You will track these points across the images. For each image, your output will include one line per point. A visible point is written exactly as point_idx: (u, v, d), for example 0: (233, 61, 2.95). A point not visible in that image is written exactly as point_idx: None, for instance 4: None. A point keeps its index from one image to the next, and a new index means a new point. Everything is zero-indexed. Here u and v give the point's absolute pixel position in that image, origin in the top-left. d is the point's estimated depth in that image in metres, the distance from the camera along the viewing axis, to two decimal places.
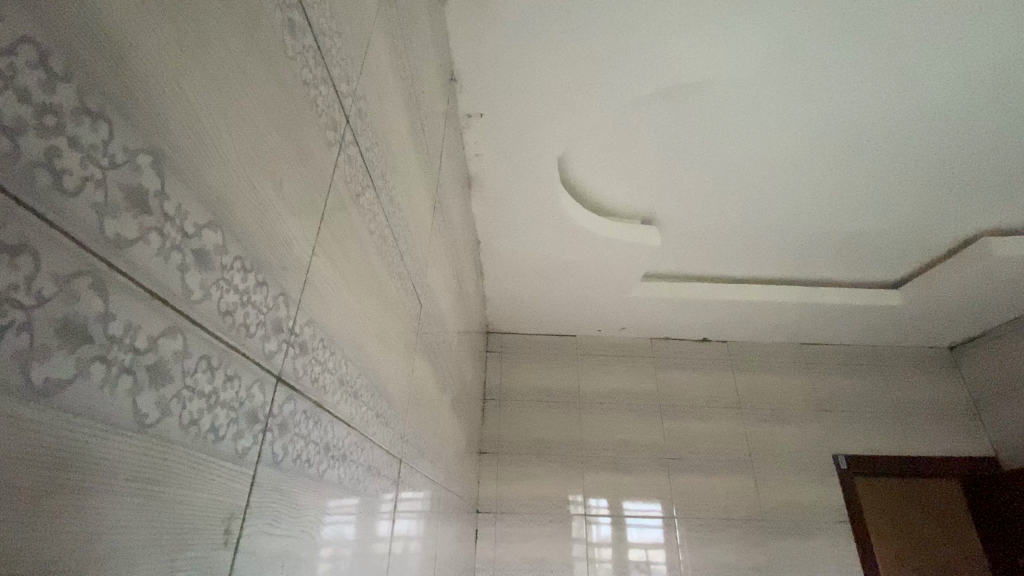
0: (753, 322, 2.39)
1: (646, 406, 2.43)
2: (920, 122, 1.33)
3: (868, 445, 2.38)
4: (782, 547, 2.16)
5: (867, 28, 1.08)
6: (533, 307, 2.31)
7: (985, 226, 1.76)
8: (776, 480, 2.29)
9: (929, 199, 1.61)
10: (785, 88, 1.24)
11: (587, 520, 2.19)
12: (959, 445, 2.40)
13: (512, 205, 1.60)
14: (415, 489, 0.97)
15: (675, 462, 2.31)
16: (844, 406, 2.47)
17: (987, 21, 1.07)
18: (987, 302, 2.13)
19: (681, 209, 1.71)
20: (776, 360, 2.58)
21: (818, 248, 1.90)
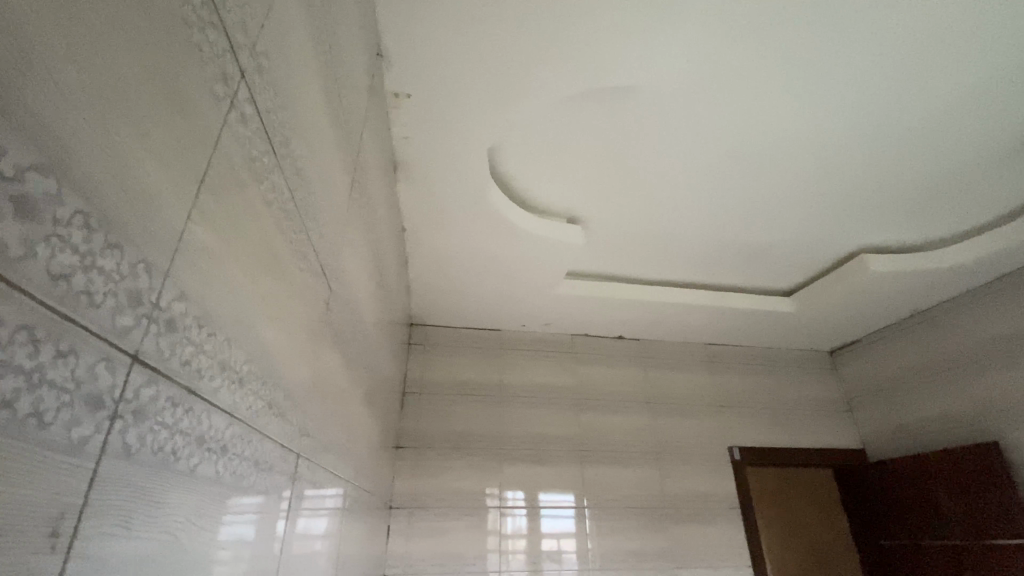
0: (667, 323, 2.52)
1: (565, 401, 2.49)
2: (817, 145, 1.46)
3: (760, 438, 2.61)
4: (682, 534, 2.31)
5: (786, 44, 1.15)
6: (458, 299, 2.28)
7: (864, 244, 1.98)
8: (679, 471, 2.44)
9: (820, 215, 1.78)
10: (705, 100, 1.31)
11: (502, 512, 2.20)
12: (834, 439, 2.70)
13: (440, 193, 1.56)
14: (319, 484, 0.92)
15: (589, 455, 2.39)
16: (742, 402, 2.69)
17: (882, 54, 1.19)
18: (862, 312, 2.41)
19: (607, 209, 1.75)
20: (685, 359, 2.75)
21: (728, 255, 2.04)
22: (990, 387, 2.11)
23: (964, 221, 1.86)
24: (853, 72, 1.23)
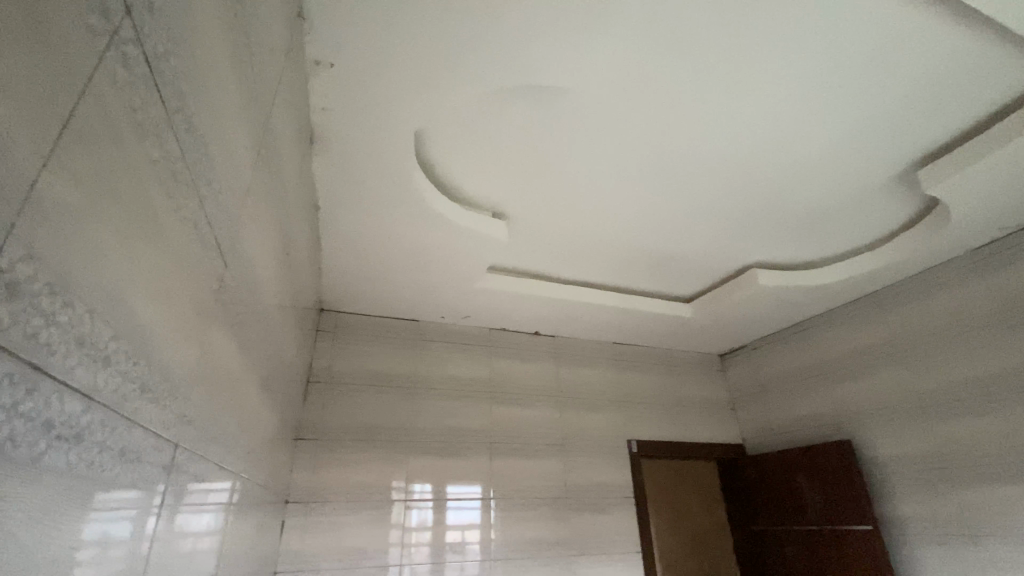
0: (580, 321, 2.62)
1: (478, 394, 2.50)
2: (723, 166, 1.59)
3: (656, 432, 2.80)
4: (582, 523, 2.42)
5: (701, 68, 1.23)
6: (373, 286, 2.20)
7: (755, 259, 2.19)
8: (582, 462, 2.55)
9: (722, 230, 1.94)
10: (629, 111, 1.37)
11: (407, 505, 2.17)
12: (720, 434, 2.97)
13: (360, 173, 1.49)
14: (202, 478, 0.84)
15: (498, 448, 2.42)
16: (642, 399, 2.87)
17: (782, 91, 1.31)
18: (750, 321, 2.67)
19: (530, 206, 1.78)
20: (595, 356, 2.88)
21: (640, 260, 2.16)
22: (846, 392, 2.43)
23: (837, 247, 2.11)
24: (758, 102, 1.34)
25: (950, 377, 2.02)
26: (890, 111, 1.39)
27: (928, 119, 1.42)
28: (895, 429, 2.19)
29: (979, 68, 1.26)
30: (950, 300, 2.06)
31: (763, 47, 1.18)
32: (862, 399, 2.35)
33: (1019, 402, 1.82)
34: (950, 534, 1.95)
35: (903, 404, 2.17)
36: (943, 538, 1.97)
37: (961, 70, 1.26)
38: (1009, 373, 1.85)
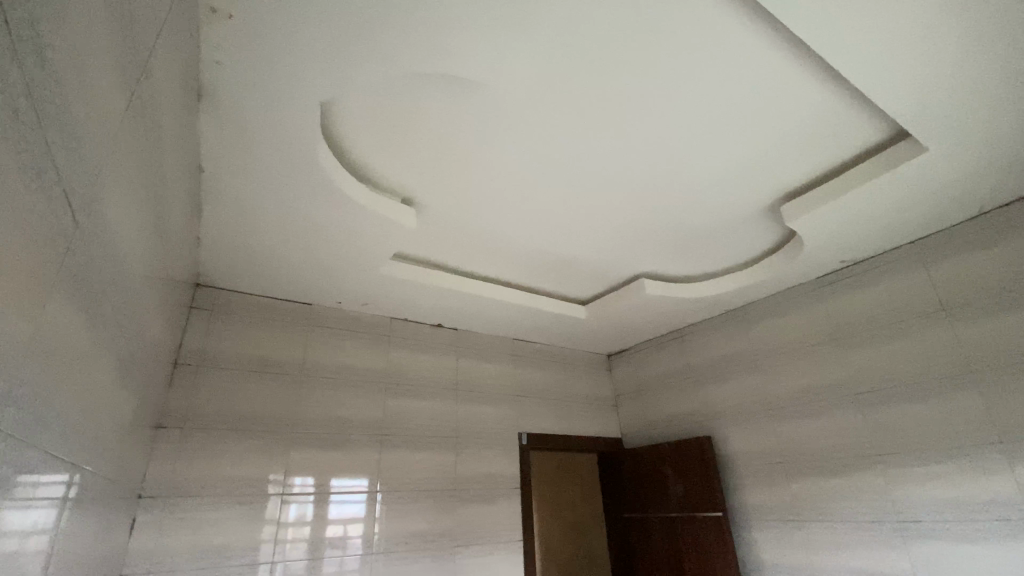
0: (482, 316, 2.64)
1: (371, 385, 2.42)
2: (625, 180, 1.70)
3: (545, 426, 2.92)
4: (468, 514, 2.45)
5: (611, 83, 1.30)
6: (262, 263, 2.03)
7: (645, 269, 2.37)
8: (472, 454, 2.58)
9: (619, 239, 2.08)
10: (542, 114, 1.41)
11: (284, 499, 2.04)
12: (602, 429, 3.17)
13: (256, 140, 1.37)
14: (31, 468, 0.72)
15: (389, 439, 2.37)
16: (535, 393, 2.97)
17: (678, 118, 1.44)
18: (636, 325, 2.88)
19: (439, 196, 1.75)
20: (492, 351, 2.92)
21: (542, 260, 2.24)
22: (711, 394, 2.72)
23: (714, 264, 2.36)
24: (659, 123, 1.45)
25: (791, 384, 2.36)
26: (764, 149, 1.58)
27: (793, 160, 1.64)
28: (747, 428, 2.51)
29: (835, 123, 1.47)
30: (797, 318, 2.40)
31: (666, 73, 1.28)
32: (722, 401, 2.66)
33: (837, 406, 2.17)
34: (781, 518, 2.28)
35: (754, 405, 2.49)
36: (777, 522, 2.30)
37: (821, 122, 1.47)
38: (834, 383, 2.20)
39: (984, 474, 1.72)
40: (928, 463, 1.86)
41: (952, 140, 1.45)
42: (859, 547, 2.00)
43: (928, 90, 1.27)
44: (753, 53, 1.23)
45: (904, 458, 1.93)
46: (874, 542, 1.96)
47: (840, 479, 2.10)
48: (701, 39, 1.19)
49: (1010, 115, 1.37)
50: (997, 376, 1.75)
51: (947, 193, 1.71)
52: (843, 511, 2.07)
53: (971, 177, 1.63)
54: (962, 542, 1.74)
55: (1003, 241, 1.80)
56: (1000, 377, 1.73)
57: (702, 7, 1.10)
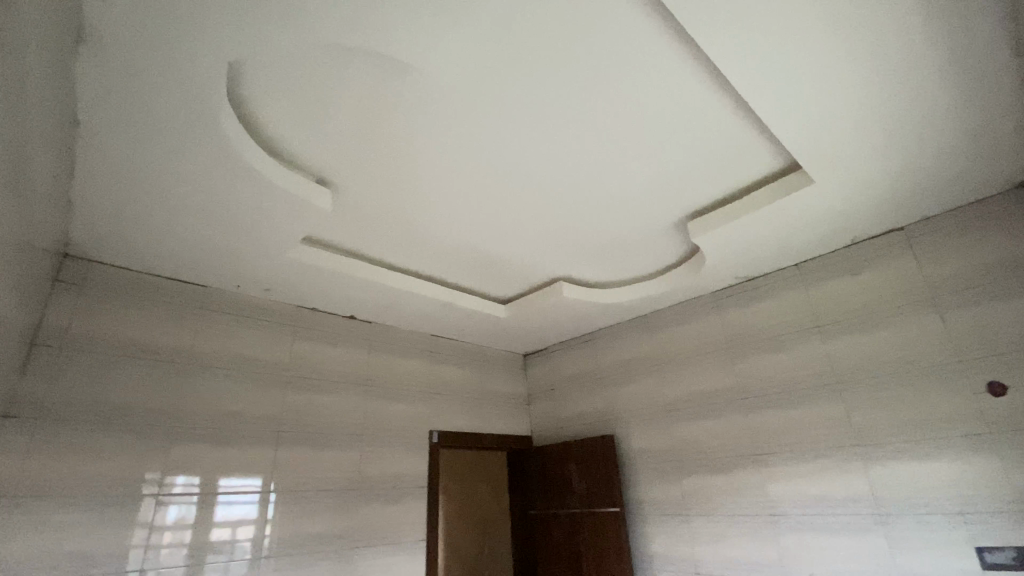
0: (398, 309, 2.55)
1: (271, 377, 2.25)
2: (551, 183, 1.73)
3: (457, 424, 2.88)
4: (370, 514, 2.35)
5: (543, 83, 1.31)
6: (149, 236, 1.80)
7: (565, 272, 2.42)
8: (379, 452, 2.49)
9: (542, 241, 2.10)
10: (472, 107, 1.38)
11: (160, 501, 1.83)
12: (514, 428, 3.20)
13: (149, 96, 1.21)
14: None
15: (287, 436, 2.21)
16: (449, 390, 2.93)
17: (604, 128, 1.48)
18: (553, 326, 2.94)
19: (358, 180, 1.66)
20: (407, 346, 2.83)
21: (464, 256, 2.20)
22: (617, 395, 2.84)
23: (629, 272, 2.46)
24: (586, 130, 1.48)
25: (688, 388, 2.53)
26: (681, 167, 1.68)
27: (705, 180, 1.75)
28: (647, 428, 2.65)
29: (742, 149, 1.60)
30: (697, 327, 2.57)
31: (598, 81, 1.31)
32: (627, 402, 2.78)
33: (726, 409, 2.36)
34: (672, 513, 2.44)
35: (655, 407, 2.64)
36: (668, 517, 2.45)
37: (730, 147, 1.59)
38: (725, 388, 2.39)
39: (843, 471, 1.96)
40: (798, 462, 2.08)
41: (836, 175, 1.63)
42: (738, 538, 2.19)
43: (821, 128, 1.42)
44: (677, 73, 1.29)
45: (779, 457, 2.14)
46: (751, 533, 2.16)
47: (725, 476, 2.29)
48: (631, 53, 1.23)
49: (882, 159, 1.57)
50: (855, 386, 2.00)
51: (829, 222, 1.93)
52: (727, 505, 2.26)
53: (848, 210, 1.85)
54: (822, 532, 1.97)
55: (869, 268, 2.06)
56: (859, 387, 1.98)
57: (633, 21, 1.14)
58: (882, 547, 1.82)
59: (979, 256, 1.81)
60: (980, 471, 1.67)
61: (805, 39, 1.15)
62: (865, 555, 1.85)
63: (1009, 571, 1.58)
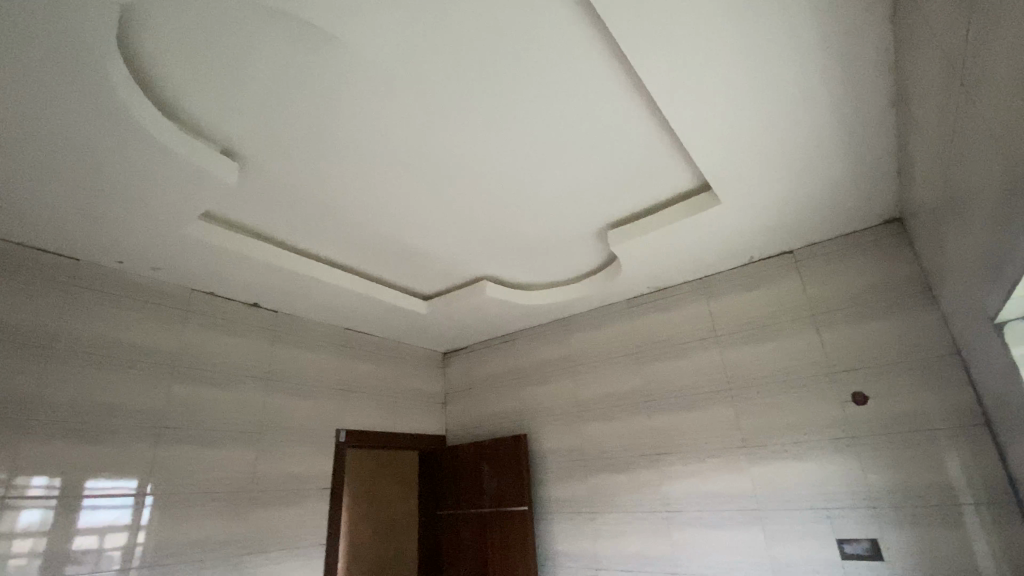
0: (308, 299, 2.39)
1: (155, 367, 2.01)
2: (478, 181, 1.71)
3: (367, 423, 2.76)
4: (264, 518, 2.18)
5: (476, 76, 1.28)
6: (9, 197, 1.53)
7: (488, 271, 2.40)
8: (277, 451, 2.31)
9: (466, 238, 2.07)
10: (400, 92, 1.32)
11: (5, 506, 1.56)
12: (427, 427, 3.13)
13: (13, 30, 1.02)
14: None
15: (170, 433, 1.99)
16: (361, 387, 2.80)
17: (534, 129, 1.48)
18: (474, 325, 2.91)
19: (270, 154, 1.53)
20: (318, 338, 2.67)
21: (385, 247, 2.11)
22: (532, 396, 2.88)
23: (551, 275, 2.50)
24: (516, 130, 1.48)
25: (600, 391, 2.61)
26: (606, 177, 1.73)
27: (626, 191, 1.82)
28: (559, 429, 2.71)
29: (661, 165, 1.68)
30: (611, 332, 2.67)
31: (530, 82, 1.31)
32: (541, 403, 2.83)
33: (633, 411, 2.47)
34: (577, 511, 2.51)
35: (568, 409, 2.70)
36: (573, 515, 2.52)
37: (651, 162, 1.66)
38: (633, 391, 2.50)
39: (732, 471, 2.12)
40: (694, 461, 2.23)
41: (743, 196, 1.76)
42: (637, 534, 2.29)
43: (732, 152, 1.53)
44: (606, 84, 1.33)
45: (678, 458, 2.27)
46: (649, 529, 2.27)
47: (628, 476, 2.39)
48: (565, 57, 1.24)
49: (781, 185, 1.72)
50: (747, 392, 2.17)
51: (733, 240, 2.08)
52: (628, 503, 2.36)
53: (751, 230, 2.01)
54: (712, 527, 2.11)
55: (764, 285, 2.25)
56: (750, 394, 2.16)
57: (568, 25, 1.15)
58: (761, 539, 1.99)
59: (852, 281, 2.04)
60: (844, 470, 1.89)
61: (723, 64, 1.22)
62: (745, 547, 2.02)
63: (863, 559, 1.79)
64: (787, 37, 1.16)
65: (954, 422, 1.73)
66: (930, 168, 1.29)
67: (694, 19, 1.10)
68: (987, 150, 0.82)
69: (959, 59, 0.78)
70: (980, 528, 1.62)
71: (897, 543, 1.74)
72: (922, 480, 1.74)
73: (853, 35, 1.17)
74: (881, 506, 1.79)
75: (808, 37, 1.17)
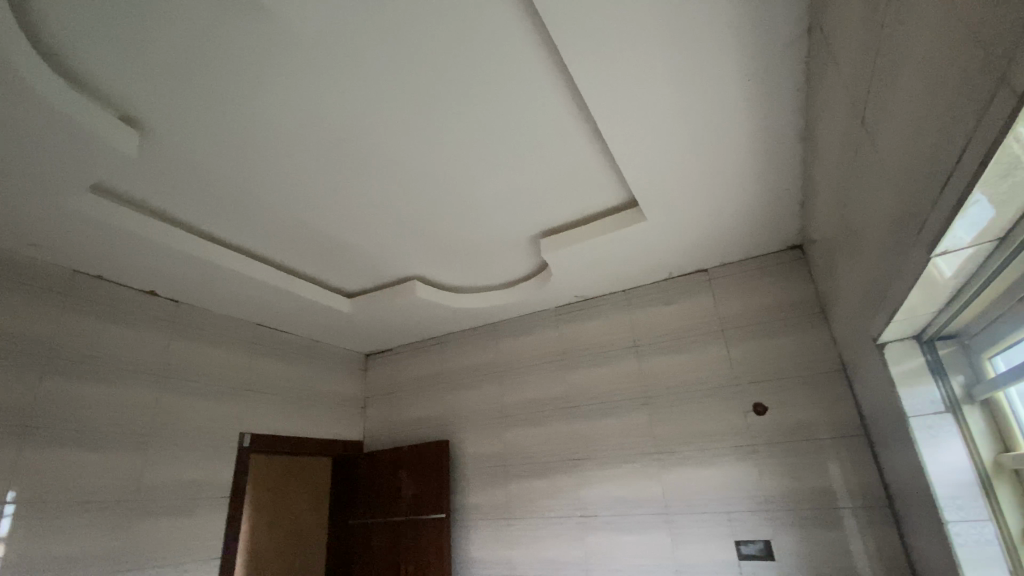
0: (216, 290, 2.19)
1: (24, 357, 1.74)
2: (411, 177, 1.65)
3: (276, 426, 2.57)
4: (149, 531, 1.95)
5: (418, 69, 1.24)
6: None
7: (418, 271, 2.34)
8: (170, 456, 2.08)
9: (395, 236, 2.00)
10: (336, 75, 1.25)
11: None
12: (343, 432, 2.98)
13: None
14: None
15: (38, 433, 1.73)
16: (271, 387, 2.61)
17: (474, 129, 1.46)
18: (400, 327, 2.82)
19: (180, 127, 1.38)
20: (224, 333, 2.45)
21: (306, 239, 1.98)
22: (456, 401, 2.84)
23: (481, 280, 2.48)
24: (454, 129, 1.45)
25: (524, 397, 2.62)
26: (541, 185, 1.75)
27: (559, 201, 1.85)
28: (481, 435, 2.68)
29: (593, 178, 1.72)
30: (538, 340, 2.70)
31: (473, 81, 1.29)
32: (464, 408, 2.79)
33: (555, 418, 2.51)
34: (495, 518, 2.49)
35: (491, 414, 2.68)
36: (490, 522, 2.50)
37: (585, 175, 1.70)
38: (555, 398, 2.54)
39: (644, 477, 2.21)
40: (610, 467, 2.29)
41: (667, 215, 1.85)
42: (551, 540, 2.32)
43: (661, 171, 1.60)
44: (548, 92, 1.34)
45: (595, 464, 2.33)
46: (564, 535, 2.30)
47: (547, 481, 2.42)
48: (509, 60, 1.24)
49: (702, 207, 1.83)
50: (662, 401, 2.27)
51: (656, 256, 2.18)
52: (546, 509, 2.38)
53: (673, 247, 2.12)
54: (623, 531, 2.18)
55: (682, 300, 2.38)
56: (664, 403, 2.26)
57: (514, 29, 1.15)
58: (667, 542, 2.09)
59: (758, 301, 2.21)
60: (744, 476, 2.03)
61: (659, 85, 1.28)
62: (653, 550, 2.10)
63: (757, 560, 1.92)
64: (715, 67, 1.24)
65: (837, 432, 1.92)
66: (830, 201, 1.42)
67: (634, 40, 1.15)
68: (881, 186, 0.91)
69: (861, 102, 0.87)
70: (857, 529, 1.80)
71: (786, 543, 1.89)
72: (810, 486, 1.91)
73: (771, 74, 1.27)
74: (774, 510, 1.94)
75: (734, 70, 1.25)
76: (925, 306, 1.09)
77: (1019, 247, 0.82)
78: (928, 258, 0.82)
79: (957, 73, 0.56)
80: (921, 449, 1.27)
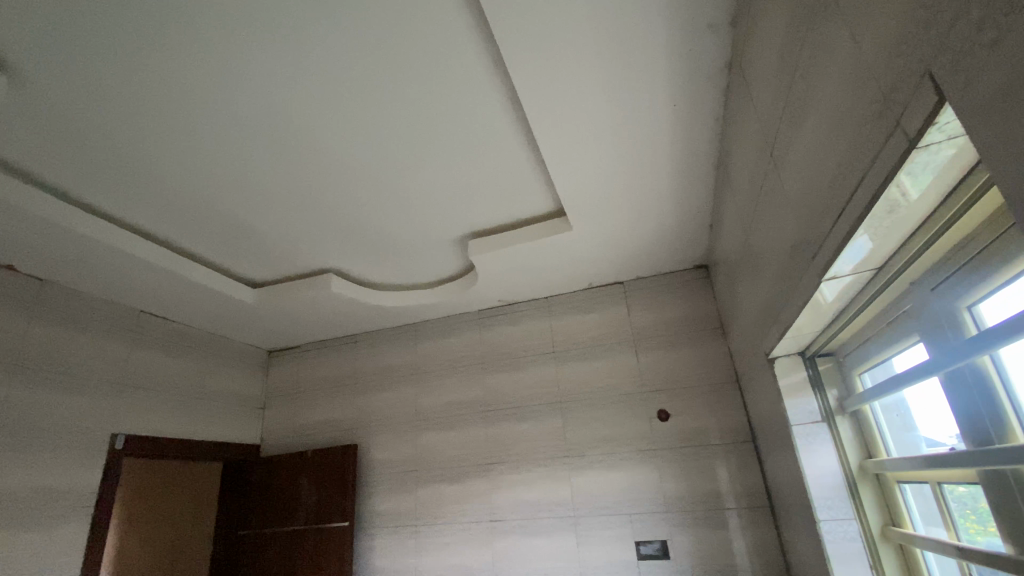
0: (94, 269, 1.92)
1: None
2: (336, 162, 1.56)
3: (159, 426, 2.30)
4: None
5: (352, 48, 1.18)
6: None
7: (335, 264, 2.22)
8: (22, 458, 1.79)
9: (313, 224, 1.88)
10: (260, 43, 1.15)
11: None
12: (238, 434, 2.73)
13: None
14: None
15: None
16: (155, 382, 2.33)
17: (407, 119, 1.41)
18: (311, 322, 2.66)
19: (62, 76, 1.20)
20: (100, 318, 2.16)
21: (210, 219, 1.80)
22: (367, 403, 2.72)
23: (402, 278, 2.41)
24: (387, 117, 1.39)
25: (440, 400, 2.58)
26: (471, 185, 1.73)
27: (488, 203, 1.84)
28: (393, 438, 2.59)
29: (522, 183, 1.74)
30: (457, 342, 2.67)
31: (411, 70, 1.25)
32: (376, 410, 2.68)
33: (470, 421, 2.48)
34: (403, 524, 2.41)
35: (405, 417, 2.60)
36: (397, 528, 2.41)
37: (515, 179, 1.71)
38: (472, 401, 2.52)
39: (555, 480, 2.25)
40: (523, 471, 2.31)
41: (591, 226, 1.91)
42: (460, 544, 2.29)
43: (590, 183, 1.65)
44: (486, 90, 1.33)
45: (508, 468, 2.34)
46: (473, 539, 2.28)
47: (459, 486, 2.39)
48: (450, 53, 1.21)
49: (623, 221, 1.91)
50: (575, 407, 2.34)
51: (578, 265, 2.25)
52: (456, 514, 2.35)
53: (593, 258, 2.19)
54: (532, 534, 2.21)
55: (598, 310, 2.47)
56: (577, 409, 2.33)
57: (456, 22, 1.13)
58: (574, 544, 2.14)
59: (667, 314, 2.35)
60: (646, 479, 2.14)
61: (593, 99, 1.32)
62: (560, 553, 2.15)
63: (655, 559, 2.03)
64: (646, 89, 1.30)
65: (729, 438, 2.08)
66: (736, 225, 1.55)
67: (575, 53, 1.18)
68: (783, 214, 1.00)
69: (771, 135, 0.95)
70: (741, 527, 1.97)
71: (681, 542, 2.02)
72: (704, 488, 2.05)
73: (694, 103, 1.36)
74: (672, 511, 2.07)
75: (662, 95, 1.32)
76: (813, 325, 1.21)
77: (891, 275, 0.93)
78: (821, 281, 0.90)
79: (860, 115, 0.63)
80: (801, 455, 1.40)
